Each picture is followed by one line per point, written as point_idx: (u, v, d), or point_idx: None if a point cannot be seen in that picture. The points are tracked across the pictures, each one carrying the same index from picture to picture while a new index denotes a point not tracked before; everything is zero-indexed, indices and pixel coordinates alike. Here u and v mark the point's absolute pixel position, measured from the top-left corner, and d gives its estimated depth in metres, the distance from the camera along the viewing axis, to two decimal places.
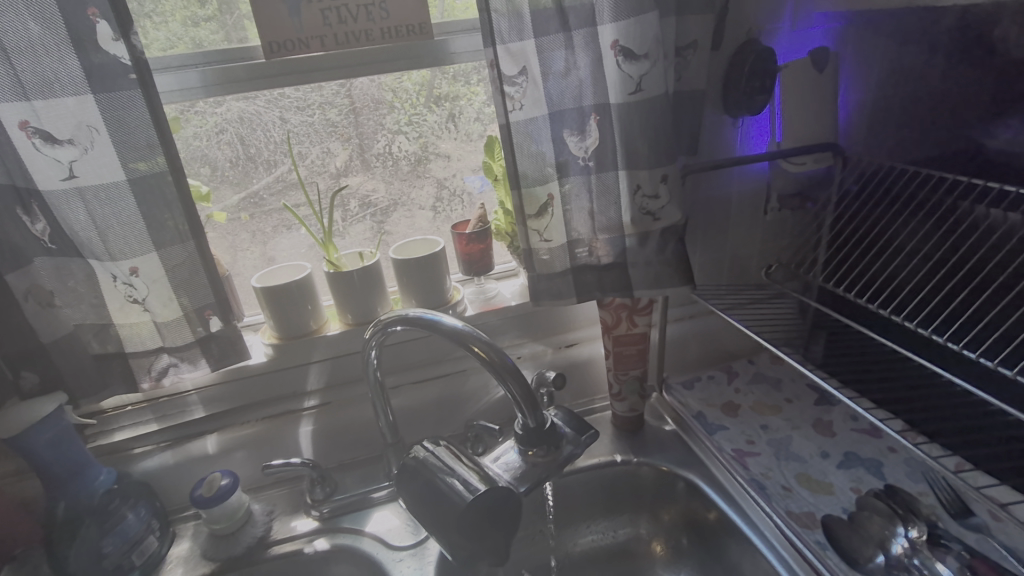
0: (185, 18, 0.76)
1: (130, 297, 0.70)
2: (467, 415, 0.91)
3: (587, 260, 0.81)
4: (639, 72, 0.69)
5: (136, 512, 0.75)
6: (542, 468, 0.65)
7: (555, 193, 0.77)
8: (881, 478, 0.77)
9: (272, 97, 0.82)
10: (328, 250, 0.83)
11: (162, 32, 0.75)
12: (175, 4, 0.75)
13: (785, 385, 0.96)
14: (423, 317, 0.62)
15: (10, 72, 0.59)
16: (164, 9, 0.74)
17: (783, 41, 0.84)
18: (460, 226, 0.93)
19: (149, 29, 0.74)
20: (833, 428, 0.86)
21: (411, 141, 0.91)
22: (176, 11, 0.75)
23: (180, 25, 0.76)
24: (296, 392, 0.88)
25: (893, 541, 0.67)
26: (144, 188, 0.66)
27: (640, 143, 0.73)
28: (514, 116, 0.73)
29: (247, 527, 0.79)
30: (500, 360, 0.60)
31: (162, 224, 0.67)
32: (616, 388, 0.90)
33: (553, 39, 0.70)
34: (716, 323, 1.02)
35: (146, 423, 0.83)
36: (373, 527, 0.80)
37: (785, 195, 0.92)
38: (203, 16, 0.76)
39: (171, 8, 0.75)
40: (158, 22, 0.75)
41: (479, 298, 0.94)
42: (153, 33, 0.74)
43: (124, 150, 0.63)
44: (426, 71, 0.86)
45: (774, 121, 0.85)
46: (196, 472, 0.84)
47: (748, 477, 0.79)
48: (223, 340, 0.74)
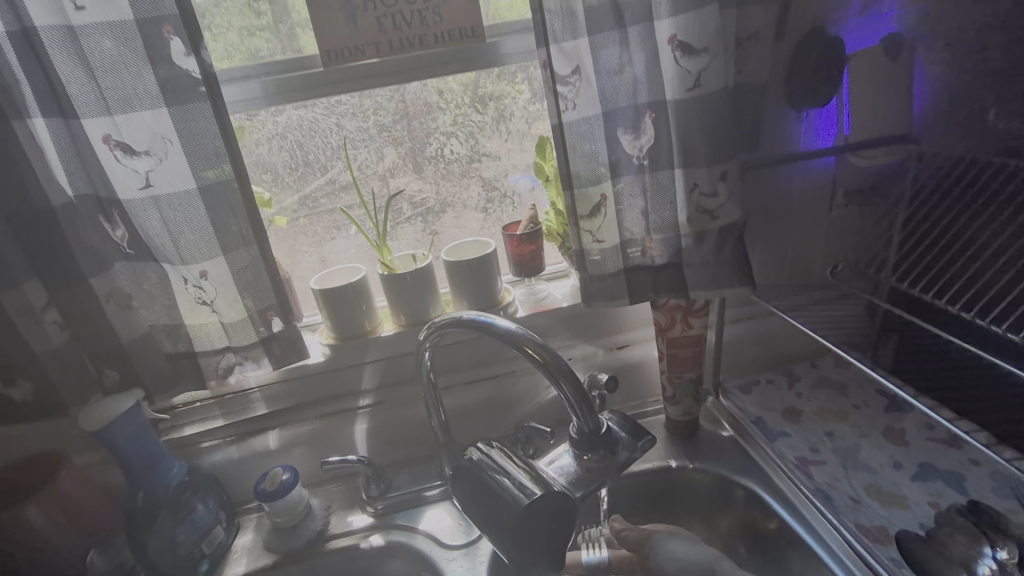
0: (241, 28, 0.77)
1: (199, 299, 0.73)
2: (517, 416, 0.91)
3: (641, 260, 0.79)
4: (697, 68, 0.67)
5: (206, 504, 0.79)
6: (598, 473, 0.64)
7: (609, 193, 0.76)
8: (963, 493, 0.71)
9: (329, 104, 0.85)
10: (384, 253, 0.84)
11: (219, 44, 0.77)
12: (231, 15, 0.77)
13: (852, 390, 0.91)
14: (476, 319, 0.63)
15: (95, 89, 0.63)
16: (222, 21, 0.76)
17: (852, 29, 0.77)
18: (511, 227, 0.93)
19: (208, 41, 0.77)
20: (906, 437, 0.81)
21: (461, 143, 0.92)
22: (233, 21, 0.77)
23: (236, 36, 0.78)
24: (352, 390, 0.90)
25: (980, 562, 0.61)
26: (213, 195, 0.68)
27: (698, 140, 0.71)
28: (566, 116, 0.72)
29: (308, 521, 0.82)
30: (555, 362, 0.60)
31: (229, 229, 0.70)
32: (671, 391, 0.88)
33: (607, 37, 0.69)
34: (776, 325, 0.98)
35: (214, 419, 0.87)
36: (426, 525, 0.81)
37: (853, 191, 0.87)
38: (257, 26, 0.78)
39: (228, 20, 0.77)
40: (217, 33, 0.77)
41: (530, 299, 0.94)
42: (211, 45, 0.77)
43: (194, 159, 0.66)
44: (471, 73, 0.86)
45: (842, 112, 0.81)
46: (259, 467, 0.88)
47: (813, 487, 0.76)
48: (285, 339, 0.77)
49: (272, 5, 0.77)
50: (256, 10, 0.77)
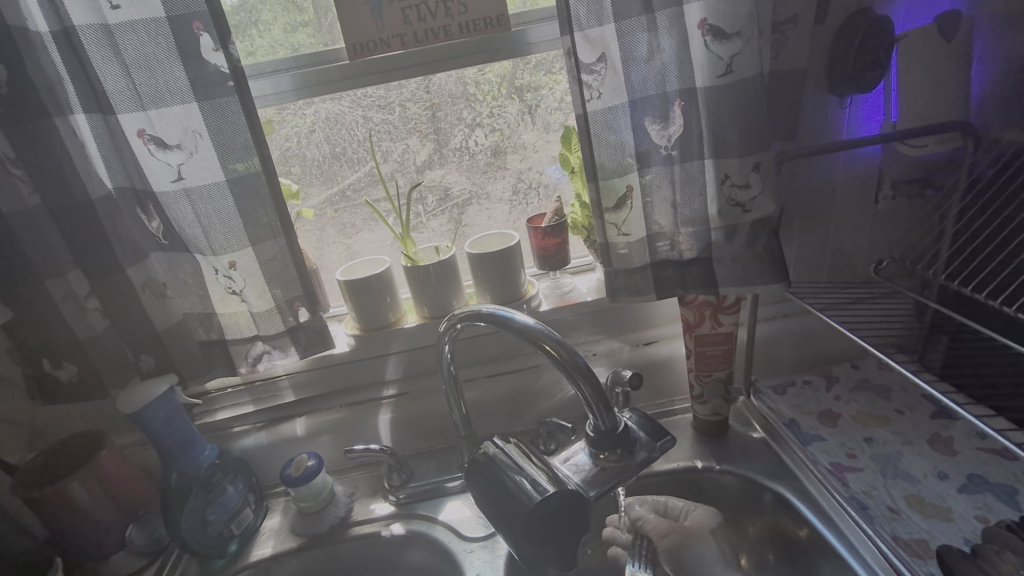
0: (286, 23, 0.80)
1: (230, 288, 0.75)
2: (540, 411, 0.90)
3: (668, 254, 0.77)
4: (730, 53, 0.64)
5: (235, 486, 0.82)
6: (614, 473, 0.63)
7: (635, 184, 0.74)
8: (1015, 508, 0.66)
9: (355, 97, 0.85)
10: (407, 245, 0.85)
11: (265, 40, 0.80)
12: (277, 11, 0.79)
13: (895, 394, 0.86)
14: (495, 313, 0.62)
15: (130, 85, 0.65)
16: (268, 18, 0.79)
17: (903, 8, 0.73)
18: (535, 220, 0.91)
19: (255, 37, 0.79)
20: (952, 446, 0.76)
21: (487, 135, 0.91)
22: (278, 17, 0.79)
23: (281, 31, 0.80)
24: (376, 381, 0.91)
25: None
26: (241, 187, 0.70)
27: (730, 129, 0.67)
28: (592, 105, 0.70)
29: (332, 506, 0.83)
30: (573, 360, 0.58)
31: (258, 220, 0.72)
32: (698, 390, 0.85)
33: (635, 23, 0.67)
34: (814, 323, 0.93)
35: (244, 405, 0.90)
36: (447, 515, 0.81)
37: (901, 182, 0.82)
38: (300, 21, 0.80)
39: (273, 16, 0.79)
40: (264, 29, 0.80)
41: (555, 293, 0.92)
42: (258, 40, 0.80)
43: (224, 152, 0.68)
44: (507, 62, 0.85)
45: (890, 99, 0.76)
46: (287, 452, 0.90)
47: (847, 495, 0.72)
48: (311, 329, 0.79)
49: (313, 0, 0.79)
50: (299, 5, 0.79)
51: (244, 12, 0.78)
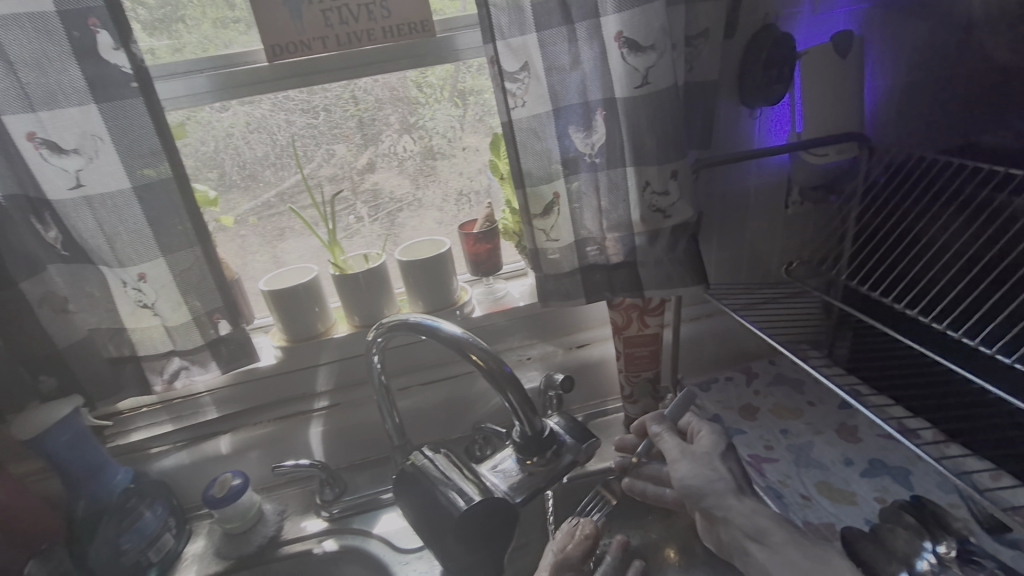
0: (216, 20, 0.76)
1: (141, 302, 0.71)
2: (476, 418, 0.90)
3: (597, 258, 0.79)
4: (645, 65, 0.66)
5: (153, 510, 0.77)
6: (540, 477, 0.63)
7: (562, 191, 0.76)
8: (909, 488, 0.72)
9: (276, 101, 0.82)
10: (334, 252, 0.83)
11: (194, 35, 0.76)
12: (205, 6, 0.75)
13: (808, 386, 0.92)
14: (423, 323, 0.62)
15: (17, 85, 0.60)
16: (196, 12, 0.75)
17: (803, 26, 0.79)
18: (467, 227, 0.91)
19: (183, 32, 0.76)
20: (857, 433, 0.82)
21: (415, 141, 0.90)
22: (207, 12, 0.76)
23: (212, 27, 0.76)
24: (307, 393, 0.88)
25: (919, 557, 0.63)
26: (150, 194, 0.66)
27: (648, 138, 0.70)
28: (516, 114, 0.71)
29: (259, 526, 0.80)
30: (499, 368, 0.59)
31: (170, 229, 0.68)
32: (628, 390, 0.88)
33: (555, 33, 0.68)
34: (734, 322, 0.98)
35: (162, 424, 0.85)
36: (382, 528, 0.80)
37: (807, 189, 0.87)
38: (232, 17, 0.76)
39: (202, 10, 0.75)
40: (192, 25, 0.76)
41: (488, 298, 0.92)
42: (186, 36, 0.76)
43: (129, 157, 0.64)
44: (449, 67, 0.85)
45: (795, 111, 0.81)
46: (211, 472, 0.85)
47: (765, 485, 0.76)
48: (233, 342, 0.75)
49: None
50: (230, 1, 0.76)
51: (169, 7, 0.75)
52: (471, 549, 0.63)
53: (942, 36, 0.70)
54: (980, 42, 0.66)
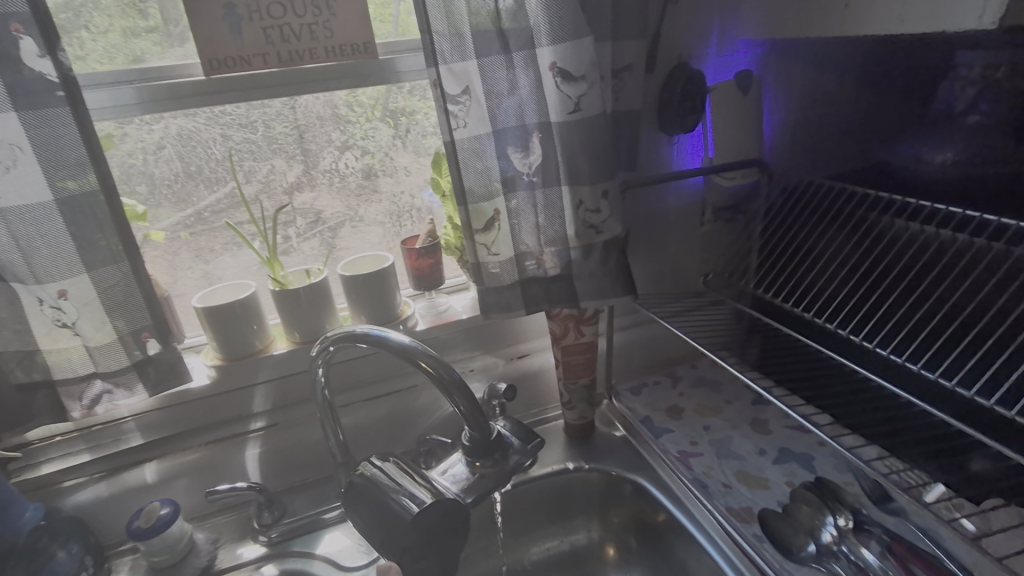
0: (125, 29, 0.74)
1: (59, 321, 0.67)
2: (419, 431, 0.92)
3: (536, 272, 0.84)
4: (577, 93, 0.73)
5: (67, 550, 0.71)
6: (489, 478, 0.67)
7: (502, 208, 0.80)
8: (812, 471, 0.82)
9: (213, 114, 0.81)
10: (275, 268, 0.82)
11: (99, 44, 0.73)
12: (114, 15, 0.73)
13: (725, 387, 1.02)
14: (370, 334, 0.64)
15: None
16: (102, 22, 0.73)
17: (711, 64, 0.91)
18: (409, 241, 0.94)
19: (86, 40, 0.73)
20: (769, 426, 0.91)
21: (358, 158, 0.91)
22: (114, 21, 0.74)
23: (119, 37, 0.74)
24: (242, 414, 0.85)
25: (823, 530, 0.71)
26: (74, 208, 0.63)
27: (581, 160, 0.76)
28: (458, 134, 0.74)
29: (191, 557, 0.76)
30: (448, 375, 0.62)
31: (95, 244, 0.65)
32: (567, 397, 0.93)
33: (494, 60, 0.73)
34: (660, 331, 1.07)
35: (77, 454, 0.79)
36: (324, 548, 0.79)
37: (719, 209, 0.98)
38: (144, 27, 0.75)
39: (109, 21, 0.73)
40: (96, 33, 0.73)
41: (431, 312, 0.95)
42: (90, 44, 0.73)
43: (52, 168, 0.61)
44: (380, 87, 0.87)
45: (707, 139, 0.91)
46: (133, 504, 0.80)
47: (692, 477, 0.83)
48: (162, 362, 0.72)
49: (160, 8, 0.75)
50: (143, 11, 0.74)
51: (69, 13, 0.71)
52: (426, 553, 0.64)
53: (817, 78, 0.81)
54: (842, 87, 0.78)
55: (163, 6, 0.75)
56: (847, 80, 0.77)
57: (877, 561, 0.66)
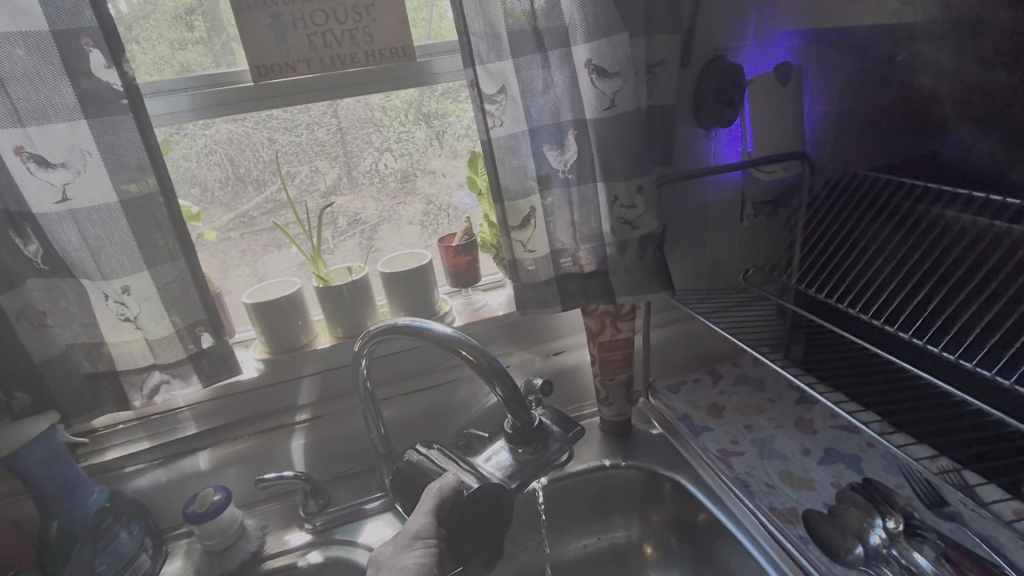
0: (173, 41, 0.78)
1: (122, 315, 0.71)
2: (457, 425, 0.93)
3: (571, 268, 0.84)
4: (612, 89, 0.73)
5: (130, 531, 0.76)
6: (531, 464, 0.70)
7: (537, 206, 0.81)
8: (860, 472, 0.80)
9: (260, 119, 0.84)
10: (317, 265, 0.85)
11: (149, 56, 0.77)
12: (162, 27, 0.77)
13: (767, 385, 0.99)
14: (411, 326, 0.65)
15: (6, 101, 0.60)
16: (150, 33, 0.77)
17: (749, 56, 0.90)
18: (446, 239, 0.95)
19: (136, 53, 0.76)
20: (814, 425, 0.89)
21: (396, 159, 0.93)
22: (163, 34, 0.77)
23: (167, 48, 0.78)
24: (288, 406, 0.89)
25: (871, 532, 0.69)
26: (136, 209, 0.67)
27: (616, 156, 0.76)
28: (494, 132, 0.75)
29: (242, 542, 0.79)
30: (489, 363, 0.64)
31: (154, 243, 0.69)
32: (604, 393, 0.93)
33: (529, 59, 0.73)
34: (699, 329, 1.05)
35: (138, 442, 0.83)
36: (367, 537, 0.81)
37: (759, 203, 0.95)
38: (190, 39, 0.78)
39: (158, 32, 0.77)
40: (146, 46, 0.77)
41: (467, 308, 0.97)
42: (140, 57, 0.77)
43: (116, 171, 0.65)
44: (414, 90, 0.89)
45: (746, 133, 0.90)
46: (188, 489, 0.84)
47: (733, 475, 0.82)
48: (215, 355, 0.76)
49: (204, 21, 0.79)
50: (188, 24, 0.78)
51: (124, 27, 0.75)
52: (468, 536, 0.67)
53: (863, 67, 0.78)
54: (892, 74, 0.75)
55: (208, 18, 0.78)
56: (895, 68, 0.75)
57: (930, 566, 0.63)
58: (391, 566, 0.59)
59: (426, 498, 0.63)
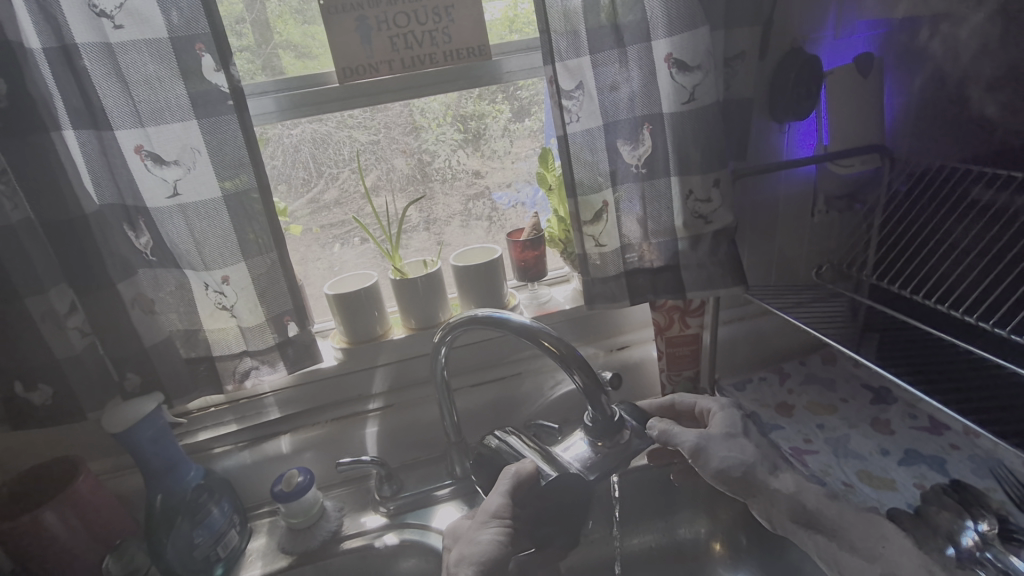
0: None
1: (220, 303, 0.76)
2: (522, 418, 0.95)
3: (639, 264, 0.85)
4: (692, 83, 0.73)
5: (220, 507, 0.80)
6: (611, 458, 0.70)
7: (610, 200, 0.82)
8: (944, 474, 0.77)
9: (342, 118, 0.88)
10: (395, 260, 0.88)
11: None
12: None
13: (839, 385, 0.97)
14: (492, 317, 0.67)
15: (130, 103, 0.66)
16: None
17: (827, 49, 0.87)
18: (514, 234, 0.97)
19: None
20: (891, 426, 0.87)
21: (468, 156, 0.96)
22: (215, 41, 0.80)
23: None
24: (362, 394, 0.92)
25: (963, 535, 0.67)
26: (236, 204, 0.72)
27: (693, 149, 0.76)
28: (570, 128, 0.77)
29: (323, 522, 0.83)
30: (570, 353, 0.66)
31: (247, 237, 0.73)
32: (670, 389, 0.95)
33: (608, 55, 0.74)
34: (764, 325, 1.04)
35: (227, 424, 0.88)
36: (439, 522, 0.84)
37: (833, 197, 0.94)
38: (238, 47, 0.81)
39: None
40: None
41: (534, 303, 0.98)
42: None
43: (220, 168, 0.70)
44: (451, 94, 0.90)
45: (821, 126, 0.88)
46: (271, 471, 0.89)
47: (808, 473, 0.80)
48: (299, 343, 0.80)
49: (253, 30, 0.82)
50: (237, 32, 0.81)
51: None
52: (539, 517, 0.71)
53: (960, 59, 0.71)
54: (994, 65, 0.68)
55: (257, 29, 0.82)
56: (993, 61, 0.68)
57: None
58: (468, 541, 0.64)
59: (504, 479, 0.67)
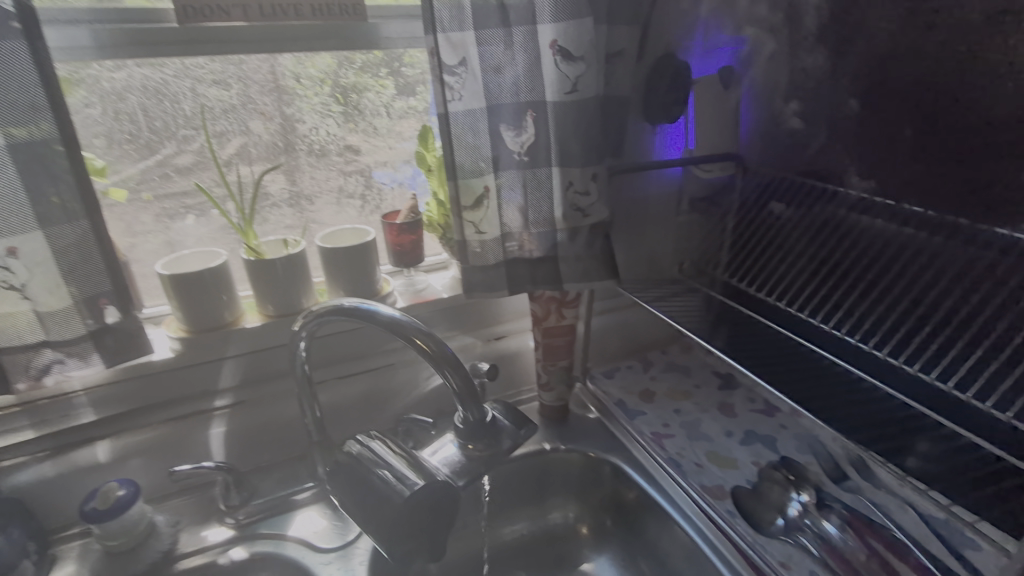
0: None
1: (5, 282, 0.60)
2: (395, 411, 0.90)
3: (518, 253, 0.83)
4: (575, 73, 0.73)
5: (8, 535, 0.66)
6: (481, 462, 0.67)
7: (491, 185, 0.79)
8: (775, 451, 0.87)
9: (183, 67, 0.75)
10: (248, 237, 0.77)
11: None
12: None
13: (694, 372, 1.06)
14: (359, 308, 0.61)
15: None
16: None
17: (697, 56, 0.87)
18: (390, 217, 0.91)
19: None
20: (735, 409, 0.96)
21: (339, 125, 0.86)
22: None
23: None
24: (206, 391, 0.80)
25: (789, 506, 0.77)
26: (31, 160, 0.58)
27: (572, 141, 0.77)
28: (452, 106, 0.73)
29: (152, 540, 0.71)
30: (440, 350, 0.60)
31: (47, 201, 0.60)
32: (545, 378, 0.94)
33: (493, 34, 0.71)
34: (632, 317, 1.10)
35: (20, 431, 0.72)
36: (297, 530, 0.76)
37: (695, 199, 0.97)
38: None
39: None
40: None
41: (409, 290, 0.93)
42: None
43: (5, 110, 0.55)
44: (331, 58, 0.82)
45: (689, 130, 0.91)
46: (83, 484, 0.74)
47: (666, 456, 0.86)
48: (121, 332, 0.67)
49: None
50: None
51: None
52: (400, 542, 0.61)
53: (823, 85, 0.76)
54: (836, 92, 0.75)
55: None
56: (847, 91, 0.74)
57: (837, 532, 0.71)
58: None
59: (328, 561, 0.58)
